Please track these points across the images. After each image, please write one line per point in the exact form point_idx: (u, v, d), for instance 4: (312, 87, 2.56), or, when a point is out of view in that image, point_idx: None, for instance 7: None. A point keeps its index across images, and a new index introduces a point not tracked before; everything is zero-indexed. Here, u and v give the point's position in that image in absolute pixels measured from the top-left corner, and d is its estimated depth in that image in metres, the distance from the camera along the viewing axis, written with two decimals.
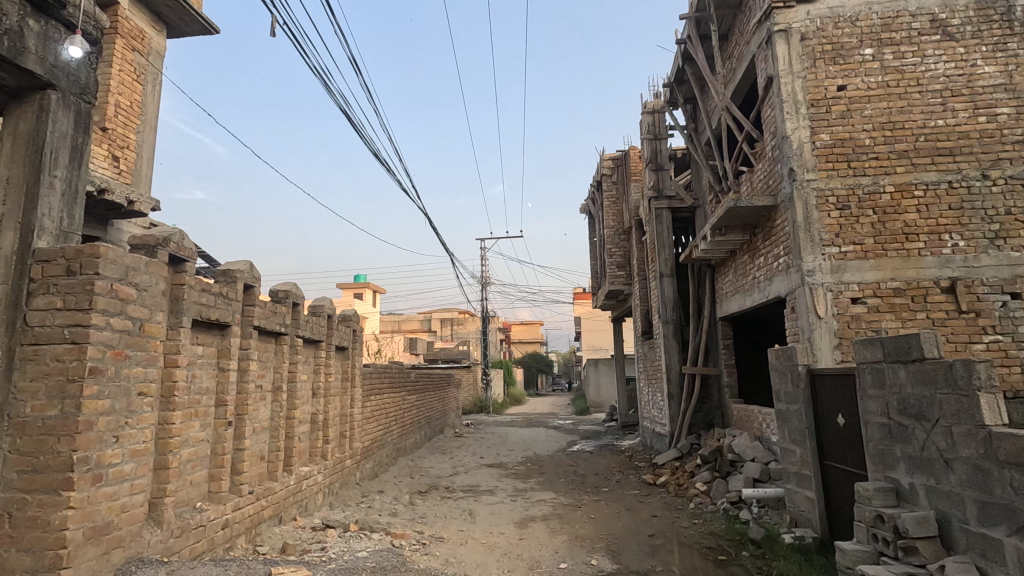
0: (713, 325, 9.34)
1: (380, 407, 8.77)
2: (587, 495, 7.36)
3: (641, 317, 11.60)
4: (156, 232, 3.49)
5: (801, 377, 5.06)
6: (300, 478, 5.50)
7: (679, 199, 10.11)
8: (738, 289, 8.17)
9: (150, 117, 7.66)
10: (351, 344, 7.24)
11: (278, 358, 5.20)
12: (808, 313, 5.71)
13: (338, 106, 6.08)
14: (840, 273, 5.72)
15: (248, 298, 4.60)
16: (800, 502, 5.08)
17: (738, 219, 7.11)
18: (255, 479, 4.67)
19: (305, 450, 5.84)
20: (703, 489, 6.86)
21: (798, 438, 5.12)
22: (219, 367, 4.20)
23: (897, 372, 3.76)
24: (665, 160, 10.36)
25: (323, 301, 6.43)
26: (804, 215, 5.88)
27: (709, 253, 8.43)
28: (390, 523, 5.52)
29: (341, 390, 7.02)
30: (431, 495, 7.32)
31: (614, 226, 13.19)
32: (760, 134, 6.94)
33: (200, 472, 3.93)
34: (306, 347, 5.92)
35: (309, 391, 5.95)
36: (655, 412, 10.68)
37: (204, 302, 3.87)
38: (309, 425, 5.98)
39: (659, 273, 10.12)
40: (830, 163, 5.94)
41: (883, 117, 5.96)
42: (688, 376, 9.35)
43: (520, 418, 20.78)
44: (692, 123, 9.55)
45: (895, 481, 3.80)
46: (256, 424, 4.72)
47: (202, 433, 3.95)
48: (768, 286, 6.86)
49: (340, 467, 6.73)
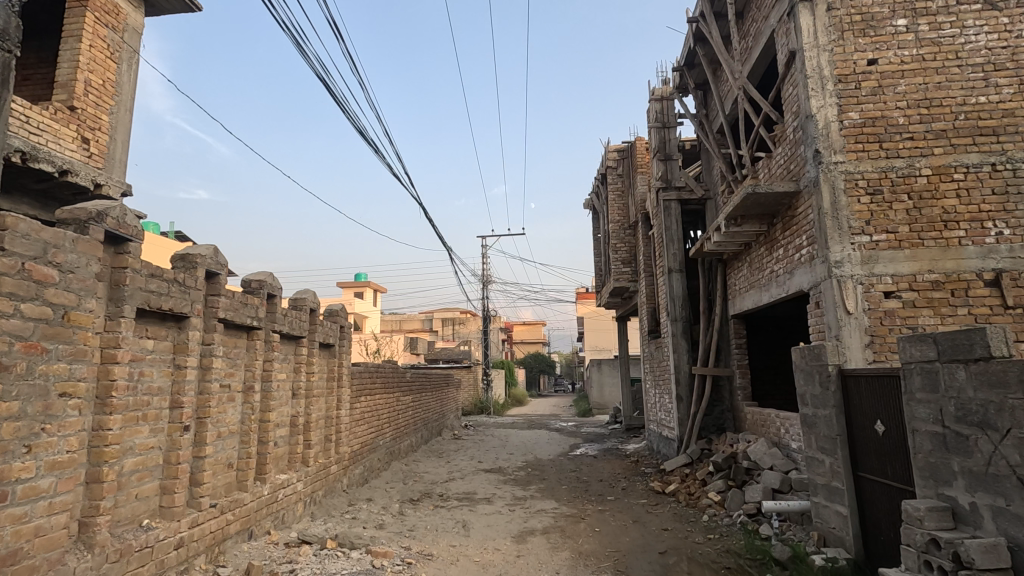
0: (724, 324, 8.81)
1: (371, 408, 8.26)
2: (591, 505, 6.84)
3: (647, 315, 11.07)
4: (89, 205, 3.00)
5: (832, 378, 4.54)
6: (275, 487, 4.99)
7: (688, 190, 9.59)
8: (752, 284, 7.64)
9: (126, 98, 7.18)
10: (337, 341, 6.73)
11: (250, 355, 4.70)
12: (836, 308, 5.18)
13: (317, 75, 5.51)
14: (871, 265, 5.20)
15: (212, 287, 4.10)
16: (829, 518, 4.56)
17: (755, 208, 6.58)
18: (220, 490, 4.17)
19: (283, 456, 5.33)
20: (716, 499, 6.33)
21: (827, 447, 4.60)
22: (174, 365, 3.69)
23: (954, 374, 3.24)
24: (673, 150, 9.83)
25: (306, 294, 5.94)
26: (831, 200, 5.36)
27: (722, 246, 7.91)
28: (374, 538, 5.01)
29: (326, 390, 6.51)
30: (423, 504, 6.80)
31: (620, 221, 12.66)
32: (779, 116, 6.42)
33: (148, 485, 3.42)
34: (284, 343, 5.41)
35: (288, 391, 5.45)
36: (663, 415, 10.15)
37: (155, 289, 3.38)
38: (289, 428, 5.48)
39: (667, 268, 9.59)
40: (859, 144, 5.42)
41: (919, 94, 5.43)
42: (698, 377, 8.82)
43: (521, 420, 20.26)
44: (703, 109, 9.04)
45: (951, 500, 3.27)
46: (221, 428, 4.22)
47: (152, 440, 3.45)
48: (787, 280, 6.33)
49: (324, 473, 6.22)
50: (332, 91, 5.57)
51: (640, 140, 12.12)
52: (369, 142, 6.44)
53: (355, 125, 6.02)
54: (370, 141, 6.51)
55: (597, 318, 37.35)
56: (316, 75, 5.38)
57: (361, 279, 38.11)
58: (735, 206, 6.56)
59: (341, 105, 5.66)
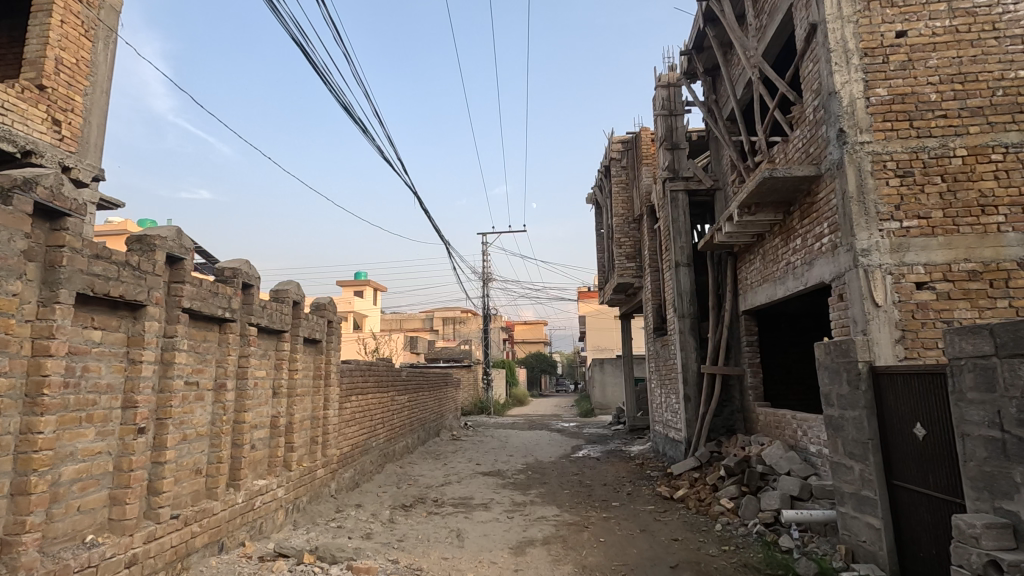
0: (735, 320, 8.39)
1: (363, 408, 7.84)
2: (595, 512, 6.42)
3: (652, 312, 10.65)
4: (17, 172, 2.60)
5: (862, 377, 4.12)
6: (252, 494, 4.58)
7: (697, 180, 9.15)
8: (766, 277, 7.21)
9: (102, 79, 6.77)
10: (324, 337, 6.33)
11: (223, 350, 4.29)
12: (863, 301, 4.76)
13: (296, 43, 5.05)
14: (901, 253, 4.78)
15: (175, 274, 3.69)
16: (859, 530, 4.15)
17: (771, 196, 6.15)
18: (184, 499, 3.76)
19: (261, 460, 4.91)
20: (729, 506, 5.90)
21: (856, 452, 4.19)
22: (128, 360, 3.28)
23: (1016, 370, 2.82)
24: (681, 138, 9.41)
25: (288, 285, 5.53)
26: (856, 183, 4.94)
27: (733, 238, 7.49)
28: (358, 550, 4.59)
29: (312, 388, 6.09)
30: (415, 510, 6.39)
31: (624, 215, 12.24)
32: (797, 96, 6.00)
33: (95, 495, 3.02)
34: (262, 338, 4.98)
35: (267, 390, 5.03)
36: (669, 417, 9.72)
37: (100, 273, 2.96)
38: (268, 429, 5.07)
39: (673, 262, 9.15)
40: (887, 123, 4.99)
41: (952, 68, 5.00)
42: (707, 376, 8.39)
43: (521, 420, 19.81)
44: (712, 94, 8.60)
45: (1011, 516, 2.84)
46: (187, 430, 3.81)
47: (99, 444, 3.04)
48: (806, 272, 5.91)
49: (309, 478, 5.81)
50: (311, 59, 5.08)
51: (646, 130, 11.69)
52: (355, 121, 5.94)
53: (339, 99, 5.50)
54: (356, 120, 6.02)
55: (600, 317, 36.88)
56: (292, 41, 4.88)
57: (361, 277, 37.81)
58: (749, 193, 6.14)
59: (321, 76, 5.16)
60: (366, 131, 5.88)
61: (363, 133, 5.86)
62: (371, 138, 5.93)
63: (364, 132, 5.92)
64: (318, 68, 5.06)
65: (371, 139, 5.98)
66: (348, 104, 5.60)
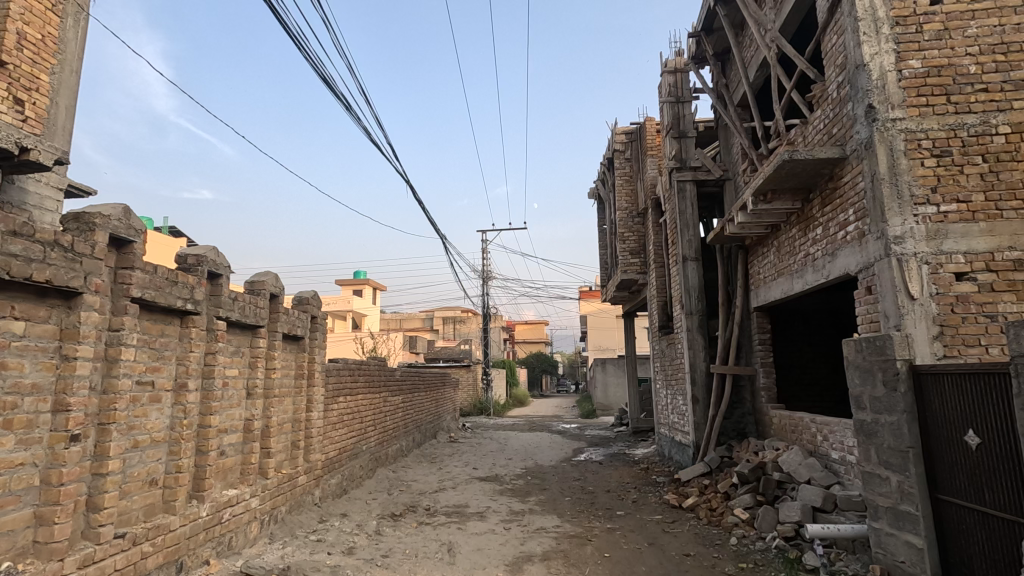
0: (746, 317, 7.93)
1: (352, 410, 7.39)
2: (598, 522, 5.96)
3: (657, 310, 10.21)
4: None
5: (902, 378, 3.67)
6: (219, 506, 4.13)
7: (705, 170, 8.69)
8: (781, 270, 6.76)
9: (71, 58, 6.34)
10: (307, 333, 5.89)
11: (184, 346, 3.84)
12: (896, 293, 4.31)
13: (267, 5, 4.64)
14: (939, 240, 4.32)
15: (123, 258, 3.25)
16: (896, 550, 3.72)
17: (789, 181, 5.70)
18: (133, 514, 3.32)
19: (231, 468, 4.46)
20: (744, 517, 5.45)
21: (892, 461, 3.75)
22: (60, 357, 2.83)
23: None
24: (688, 127, 8.95)
25: (266, 277, 5.08)
26: (888, 164, 4.49)
27: (745, 229, 7.04)
28: (337, 569, 4.15)
29: (293, 389, 5.64)
30: (405, 521, 5.93)
31: (628, 209, 11.77)
32: (817, 73, 5.54)
33: (14, 515, 2.58)
34: (233, 333, 4.54)
35: (240, 391, 4.59)
36: (675, 419, 9.27)
37: (17, 253, 2.54)
38: (241, 434, 4.63)
39: (681, 257, 8.70)
40: (922, 98, 4.54)
41: (993, 38, 4.55)
42: (717, 377, 7.94)
43: (522, 421, 19.31)
44: (723, 78, 8.14)
45: None
46: (138, 436, 3.36)
47: (19, 454, 2.60)
48: (828, 263, 5.45)
49: (289, 486, 5.35)
50: (285, 24, 4.61)
51: (651, 120, 11.25)
52: (337, 96, 5.46)
53: (318, 71, 5.04)
54: (339, 96, 5.57)
55: (602, 317, 36.36)
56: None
57: (361, 275, 37.51)
58: (765, 178, 5.67)
59: (296, 42, 4.69)
60: (349, 107, 5.40)
61: (346, 110, 5.38)
62: (355, 115, 5.48)
63: (348, 109, 5.45)
64: (292, 31, 4.60)
65: (354, 116, 5.56)
66: (328, 76, 5.13)
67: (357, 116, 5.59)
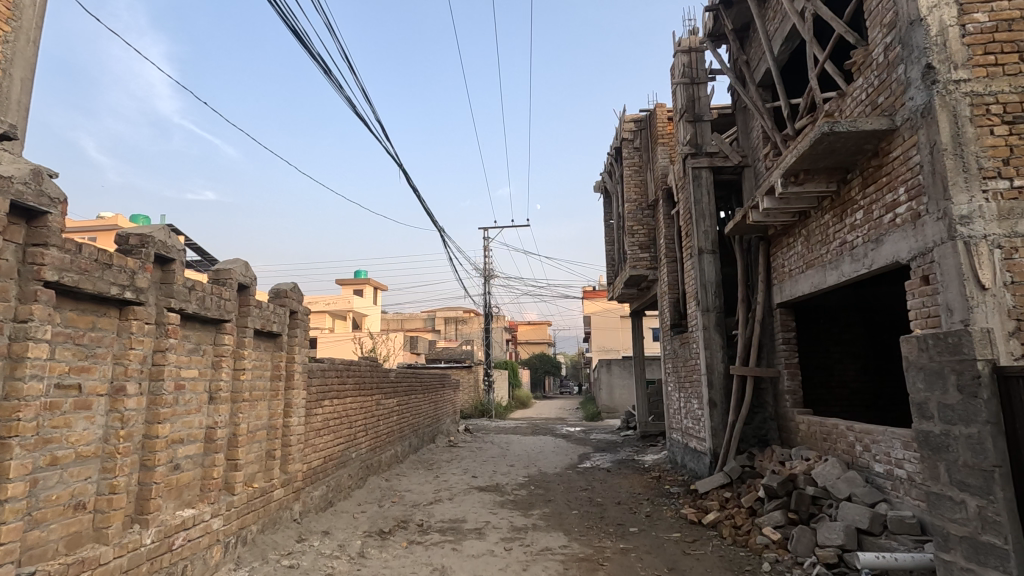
0: (769, 314, 7.28)
1: (340, 413, 6.78)
2: (609, 542, 5.33)
3: (669, 307, 9.58)
4: None
5: (983, 383, 3.07)
6: (169, 530, 3.52)
7: (722, 156, 8.05)
8: (810, 261, 6.11)
9: (28, 26, 5.74)
10: (284, 328, 5.28)
11: (123, 343, 3.22)
12: (963, 283, 3.68)
13: None
14: (1013, 221, 3.70)
15: (33, 233, 2.65)
16: None
17: (825, 161, 5.06)
18: (46, 547, 2.71)
19: (188, 485, 3.85)
20: (775, 538, 4.83)
21: (972, 482, 3.11)
22: None
23: None
24: (704, 110, 8.33)
25: (233, 265, 4.46)
26: (951, 132, 3.86)
27: (770, 217, 6.40)
28: None
29: (267, 393, 5.03)
30: (394, 539, 5.30)
31: (636, 200, 11.14)
32: (859, 36, 4.91)
33: None
34: (190, 328, 3.92)
35: (200, 395, 3.98)
36: (689, 424, 8.64)
37: None
38: (201, 444, 4.02)
39: (696, 249, 8.06)
40: (989, 56, 3.92)
41: None
42: (736, 380, 7.30)
43: (524, 424, 18.65)
44: (743, 54, 7.49)
45: None
46: (55, 451, 2.77)
47: None
48: (871, 250, 4.82)
49: (261, 502, 4.73)
50: None
51: (661, 106, 10.64)
52: (314, 58, 4.91)
53: (290, 24, 4.49)
54: (318, 59, 5.03)
55: (605, 317, 35.70)
56: None
57: (361, 275, 37.17)
58: (797, 156, 5.03)
59: None
60: (326, 70, 4.84)
61: (323, 74, 4.84)
62: (335, 79, 4.94)
63: (326, 73, 4.90)
64: None
65: (333, 81, 5.02)
66: (302, 32, 4.61)
67: (336, 83, 5.05)
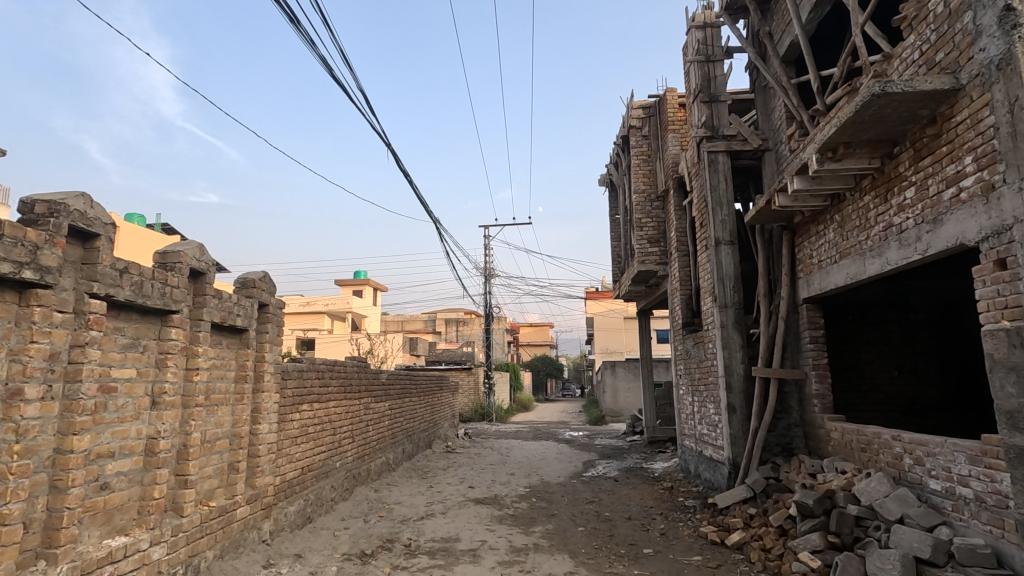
0: (794, 310, 6.60)
1: (320, 418, 6.12)
2: (623, 567, 4.68)
3: (682, 305, 8.92)
4: None
5: None
6: (88, 566, 2.87)
7: (740, 139, 7.38)
8: (845, 249, 5.44)
9: None
10: (251, 323, 4.63)
11: (22, 336, 2.59)
12: None
13: None
14: None
15: None
16: None
17: (870, 132, 4.40)
18: None
19: (121, 508, 3.20)
20: (815, 565, 4.16)
21: None
22: None
23: None
24: (721, 90, 7.66)
25: (185, 248, 3.82)
26: None
27: (799, 202, 5.73)
28: None
29: (231, 396, 4.38)
30: (375, 564, 4.64)
31: (644, 191, 10.47)
32: None
33: None
34: (124, 319, 3.27)
35: (138, 399, 3.34)
36: (704, 430, 7.96)
37: None
38: (140, 458, 3.37)
39: (713, 240, 7.40)
40: None
41: None
42: (759, 383, 6.63)
43: (526, 428, 17.93)
44: (766, 26, 6.81)
45: None
46: None
47: None
48: (927, 232, 4.15)
49: (221, 523, 4.09)
50: None
51: (672, 90, 9.98)
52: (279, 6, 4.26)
53: None
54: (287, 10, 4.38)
55: (608, 317, 34.95)
56: None
57: (361, 274, 36.58)
58: (838, 125, 4.35)
59: None
60: (293, 18, 4.19)
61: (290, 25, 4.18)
62: (304, 30, 4.28)
63: (293, 23, 4.24)
64: None
65: (302, 33, 4.35)
66: None
67: (307, 37, 4.39)
